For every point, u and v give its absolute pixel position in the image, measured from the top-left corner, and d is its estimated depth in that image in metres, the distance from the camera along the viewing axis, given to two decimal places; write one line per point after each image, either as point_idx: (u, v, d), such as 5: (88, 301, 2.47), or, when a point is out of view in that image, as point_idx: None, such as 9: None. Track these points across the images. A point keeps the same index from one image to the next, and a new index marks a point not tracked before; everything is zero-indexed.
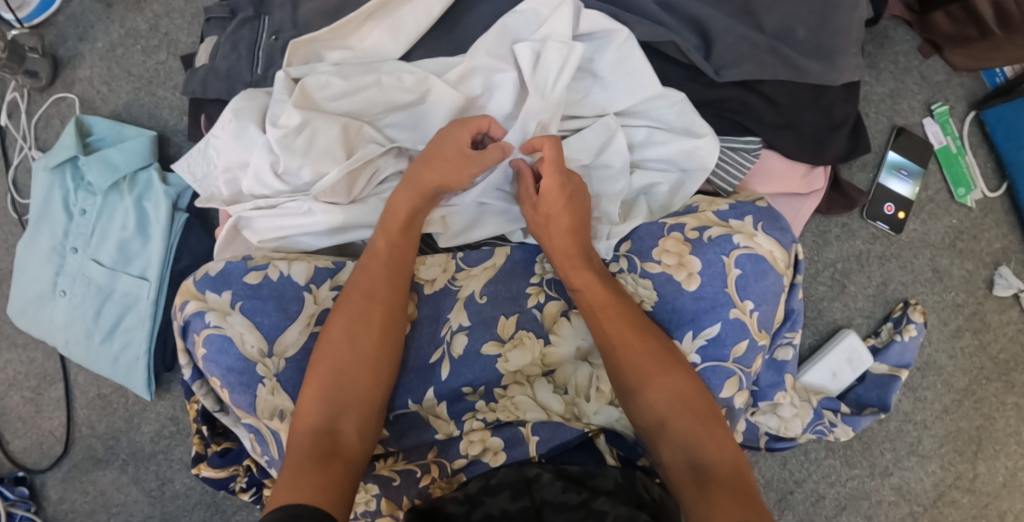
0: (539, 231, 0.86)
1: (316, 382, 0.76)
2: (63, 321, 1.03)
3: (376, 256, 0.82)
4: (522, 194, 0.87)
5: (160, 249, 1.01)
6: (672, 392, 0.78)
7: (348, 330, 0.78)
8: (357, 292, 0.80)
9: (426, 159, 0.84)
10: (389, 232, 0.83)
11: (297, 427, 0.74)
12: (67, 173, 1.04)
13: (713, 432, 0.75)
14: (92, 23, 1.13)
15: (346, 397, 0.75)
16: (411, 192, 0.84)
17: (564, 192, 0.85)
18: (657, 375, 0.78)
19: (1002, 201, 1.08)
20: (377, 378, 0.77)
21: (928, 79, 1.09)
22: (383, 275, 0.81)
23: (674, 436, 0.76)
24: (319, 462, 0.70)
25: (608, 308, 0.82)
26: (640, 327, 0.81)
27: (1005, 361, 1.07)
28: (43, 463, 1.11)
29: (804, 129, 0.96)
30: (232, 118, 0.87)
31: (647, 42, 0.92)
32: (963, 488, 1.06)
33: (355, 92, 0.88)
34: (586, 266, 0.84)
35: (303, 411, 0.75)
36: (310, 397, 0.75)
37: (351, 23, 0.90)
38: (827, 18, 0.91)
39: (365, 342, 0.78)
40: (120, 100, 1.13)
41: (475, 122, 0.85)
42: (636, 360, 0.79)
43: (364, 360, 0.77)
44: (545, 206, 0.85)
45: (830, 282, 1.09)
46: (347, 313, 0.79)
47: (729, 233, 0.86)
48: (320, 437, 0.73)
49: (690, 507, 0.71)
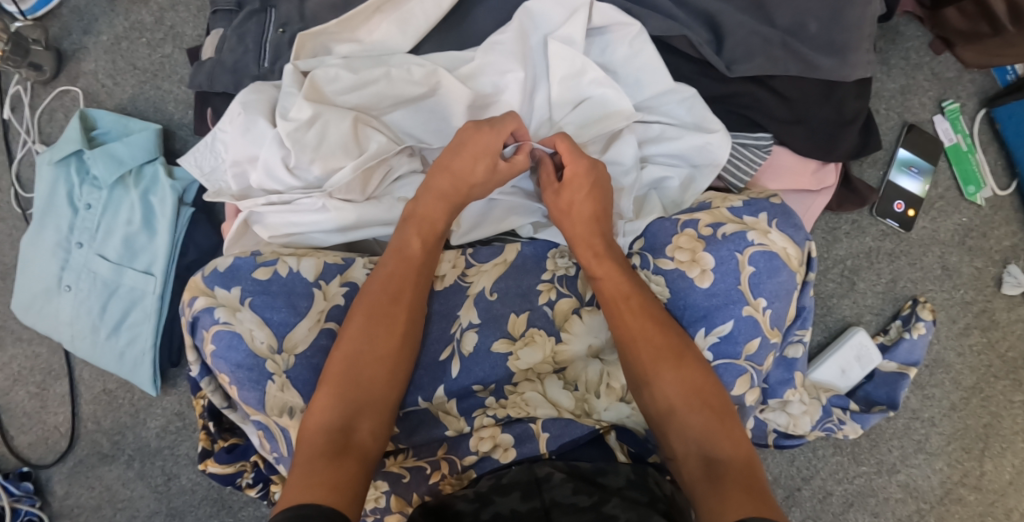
0: (561, 218, 0.85)
1: (332, 381, 0.75)
2: (69, 316, 1.03)
3: (404, 258, 0.81)
4: (543, 182, 0.87)
5: (165, 244, 1.01)
6: (689, 384, 0.77)
7: (368, 331, 0.77)
8: (380, 291, 0.79)
9: (450, 168, 0.83)
10: (424, 237, 0.83)
11: (309, 423, 0.73)
12: (71, 167, 1.04)
13: (728, 427, 0.74)
14: (96, 16, 1.12)
15: (362, 396, 0.75)
16: (439, 201, 0.84)
17: (584, 180, 0.84)
18: (675, 368, 0.77)
19: (1012, 199, 1.07)
20: (393, 377, 0.77)
21: (939, 76, 1.08)
22: (409, 275, 0.80)
23: (687, 429, 0.75)
24: (331, 459, 0.70)
25: (631, 299, 0.81)
26: (661, 321, 0.80)
27: (1013, 358, 1.07)
28: (48, 458, 1.10)
29: (816, 124, 0.95)
30: (241, 111, 0.86)
31: (658, 36, 0.92)
32: (969, 486, 1.06)
33: (365, 85, 0.88)
34: (607, 256, 0.84)
35: (315, 409, 0.74)
36: (325, 395, 0.74)
37: (360, 15, 0.89)
38: (840, 12, 0.90)
39: (385, 344, 0.77)
40: (124, 94, 1.12)
41: (506, 123, 0.83)
42: (654, 352, 0.78)
43: (382, 360, 0.76)
44: (568, 194, 0.84)
45: (839, 279, 1.08)
46: (368, 313, 0.78)
47: (743, 230, 0.86)
48: (332, 434, 0.72)
49: (702, 500, 0.70)
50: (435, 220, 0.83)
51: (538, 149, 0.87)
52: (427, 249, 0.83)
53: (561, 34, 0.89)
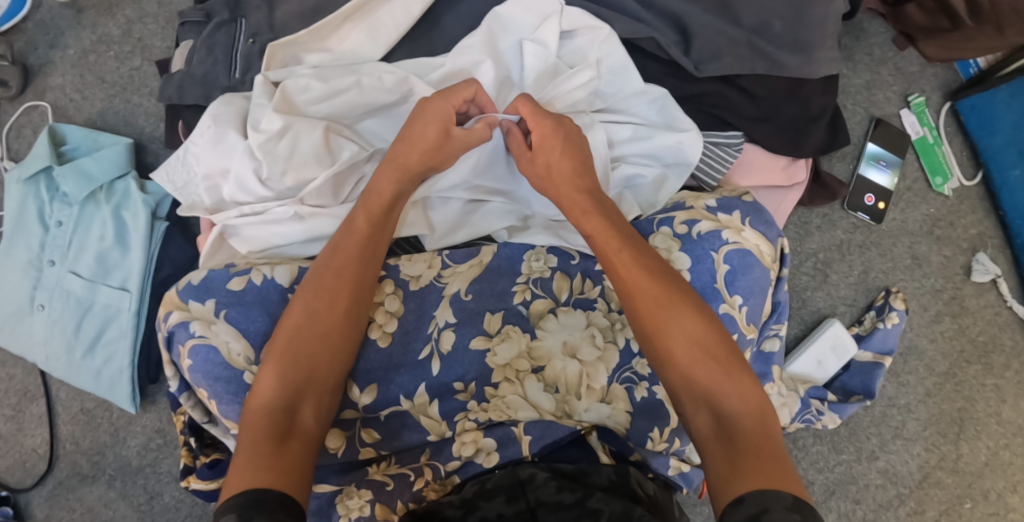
0: (542, 182, 0.85)
1: (274, 360, 0.74)
2: (42, 335, 1.01)
3: (353, 234, 0.81)
4: (516, 154, 0.86)
5: (140, 260, 1.00)
6: (693, 336, 0.76)
7: (310, 307, 0.77)
8: (326, 271, 0.78)
9: (404, 138, 0.82)
10: (370, 210, 0.82)
11: (253, 404, 0.72)
12: (41, 185, 1.02)
13: (735, 379, 0.73)
14: (62, 29, 1.10)
15: (306, 377, 0.74)
16: (393, 171, 0.83)
17: (551, 139, 0.83)
18: (677, 320, 0.76)
19: (977, 188, 1.10)
20: (337, 357, 0.76)
21: (903, 70, 1.11)
22: (355, 249, 0.80)
23: (693, 383, 0.74)
24: (275, 442, 0.69)
25: (625, 252, 0.80)
26: (657, 272, 0.79)
27: (983, 343, 1.09)
28: (27, 482, 1.08)
29: (785, 122, 0.96)
30: (211, 124, 0.85)
31: (626, 38, 0.93)
32: (947, 470, 1.09)
33: (335, 95, 0.87)
34: (596, 212, 0.83)
35: (260, 389, 0.73)
36: (269, 372, 0.73)
37: (330, 25, 0.89)
38: (804, 10, 0.92)
39: (327, 321, 0.76)
40: (93, 108, 1.10)
41: (459, 90, 0.82)
42: (653, 303, 0.77)
43: (321, 339, 0.76)
44: (543, 156, 0.83)
45: (813, 271, 1.10)
46: (312, 290, 0.78)
47: (717, 229, 0.87)
48: (276, 417, 0.71)
49: (714, 461, 0.70)
50: (386, 194, 0.82)
51: (504, 120, 0.86)
52: (374, 225, 0.81)
53: (535, 40, 0.90)
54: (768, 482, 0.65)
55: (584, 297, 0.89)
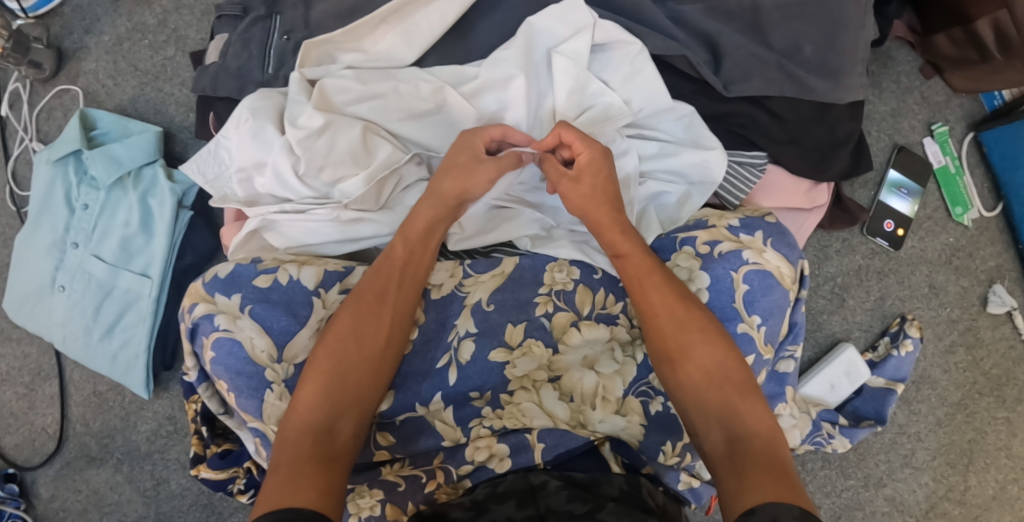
0: (582, 207, 0.84)
1: (317, 377, 0.75)
2: (61, 316, 1.01)
3: (392, 260, 0.82)
4: (552, 176, 0.85)
5: (162, 247, 1.01)
6: (712, 358, 0.76)
7: (355, 330, 0.77)
8: (368, 292, 0.80)
9: (444, 170, 0.85)
10: (408, 238, 0.84)
11: (292, 421, 0.72)
12: (69, 167, 1.03)
13: (749, 400, 0.74)
14: (98, 16, 1.12)
15: (343, 397, 0.74)
16: (433, 203, 0.85)
17: (601, 165, 0.83)
18: (697, 341, 0.77)
19: (997, 220, 1.11)
20: (377, 380, 0.77)
21: (929, 99, 1.12)
22: (394, 273, 0.81)
23: (708, 407, 0.74)
24: (318, 462, 0.69)
25: (655, 274, 0.81)
26: (682, 295, 0.80)
27: (997, 376, 1.09)
28: (35, 460, 1.09)
29: (809, 145, 0.97)
30: (249, 117, 0.87)
31: (658, 55, 0.93)
32: (954, 501, 1.09)
33: (371, 97, 0.89)
34: (631, 234, 0.83)
35: (300, 409, 0.73)
36: (309, 388, 0.74)
37: (365, 26, 0.90)
38: (835, 36, 0.92)
39: (371, 345, 0.77)
40: (125, 95, 1.11)
41: (486, 130, 0.85)
42: (675, 326, 0.78)
43: (366, 362, 0.77)
44: (587, 180, 0.83)
45: (829, 295, 1.11)
46: (354, 312, 0.78)
47: (738, 249, 0.87)
48: (319, 436, 0.71)
49: (723, 478, 0.69)
50: (426, 226, 0.84)
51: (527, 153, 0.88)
52: (411, 251, 0.83)
53: (567, 49, 0.90)
54: (776, 495, 0.64)
55: (607, 313, 0.89)
